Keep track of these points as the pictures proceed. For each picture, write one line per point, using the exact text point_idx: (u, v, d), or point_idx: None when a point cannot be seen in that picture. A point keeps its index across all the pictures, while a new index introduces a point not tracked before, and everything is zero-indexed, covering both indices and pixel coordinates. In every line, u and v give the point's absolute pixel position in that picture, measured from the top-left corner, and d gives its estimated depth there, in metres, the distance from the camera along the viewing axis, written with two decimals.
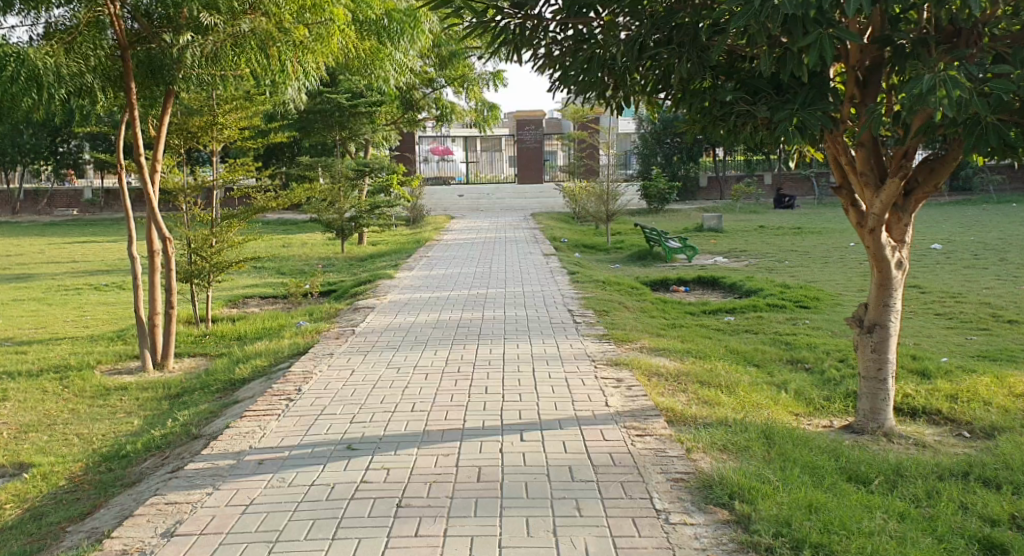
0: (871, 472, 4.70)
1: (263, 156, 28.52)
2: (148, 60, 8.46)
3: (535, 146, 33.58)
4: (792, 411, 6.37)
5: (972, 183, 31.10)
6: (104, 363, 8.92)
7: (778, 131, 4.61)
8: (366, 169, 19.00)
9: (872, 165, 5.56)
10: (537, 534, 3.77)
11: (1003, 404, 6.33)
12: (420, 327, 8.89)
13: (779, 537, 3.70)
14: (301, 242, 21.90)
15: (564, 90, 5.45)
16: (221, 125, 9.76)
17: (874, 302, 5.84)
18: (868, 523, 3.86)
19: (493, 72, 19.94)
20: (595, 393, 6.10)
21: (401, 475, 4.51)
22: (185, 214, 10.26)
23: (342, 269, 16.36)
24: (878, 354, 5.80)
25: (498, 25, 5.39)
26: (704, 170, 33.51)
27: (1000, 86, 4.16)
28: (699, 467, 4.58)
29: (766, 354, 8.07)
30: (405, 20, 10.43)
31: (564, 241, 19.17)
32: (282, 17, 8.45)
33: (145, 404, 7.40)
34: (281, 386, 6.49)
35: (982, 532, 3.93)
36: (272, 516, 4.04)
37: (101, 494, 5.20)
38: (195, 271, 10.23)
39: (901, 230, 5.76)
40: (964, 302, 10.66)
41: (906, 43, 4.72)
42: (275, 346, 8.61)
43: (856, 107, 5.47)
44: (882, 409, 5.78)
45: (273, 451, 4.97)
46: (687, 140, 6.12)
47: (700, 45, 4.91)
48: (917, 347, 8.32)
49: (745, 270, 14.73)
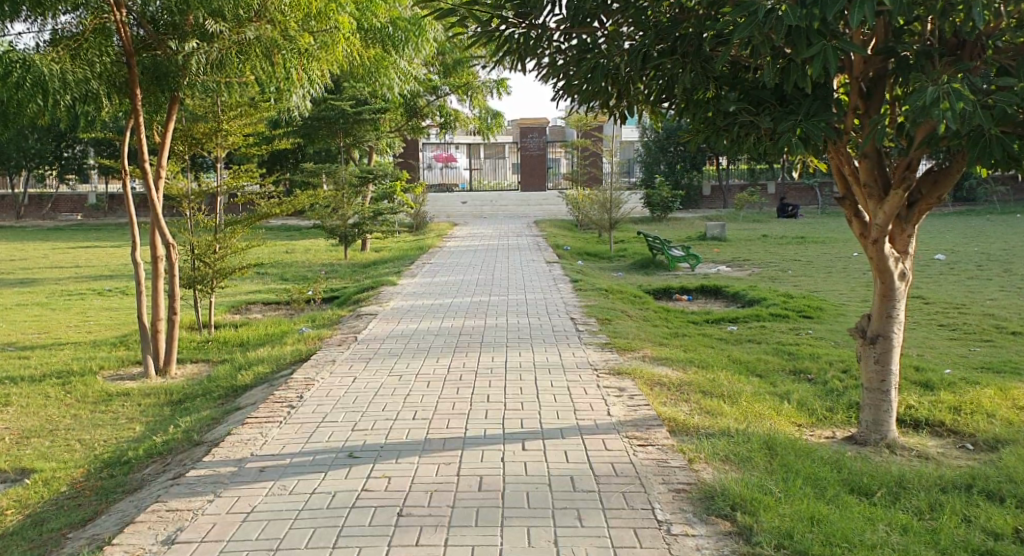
0: (874, 484, 4.70)
1: (269, 161, 28.68)
2: (154, 66, 8.33)
3: (538, 154, 33.59)
4: (794, 421, 6.37)
5: (975, 194, 31.30)
6: (107, 369, 8.91)
7: (782, 142, 4.64)
8: (369, 176, 18.52)
9: (876, 176, 5.54)
10: (538, 544, 3.77)
11: (1006, 416, 6.30)
12: (423, 334, 8.90)
13: (780, 549, 3.71)
14: (304, 248, 21.92)
15: (567, 99, 5.47)
16: (226, 131, 9.77)
17: (877, 313, 5.82)
18: (871, 535, 3.85)
19: (497, 80, 19.94)
20: (597, 402, 6.10)
21: (402, 483, 4.51)
22: (189, 220, 10.19)
23: (344, 275, 16.42)
24: (881, 365, 5.79)
25: (503, 35, 5.41)
26: (708, 179, 33.54)
27: (1004, 99, 4.16)
28: (701, 477, 4.57)
29: (768, 364, 8.07)
30: (409, 28, 10.81)
31: (568, 245, 19.95)
32: (287, 25, 8.51)
33: (146, 410, 7.39)
34: (283, 393, 6.49)
35: (985, 546, 3.91)
36: (273, 524, 4.03)
37: (102, 500, 5.20)
38: (198, 277, 10.22)
39: (904, 241, 5.75)
40: (968, 313, 10.68)
41: (909, 55, 4.73)
42: (277, 353, 8.61)
43: (859, 118, 5.46)
44: (885, 421, 5.77)
45: (274, 457, 4.97)
46: (688, 147, 6.09)
47: (703, 56, 4.97)
48: (921, 358, 8.32)
49: (747, 279, 14.77)
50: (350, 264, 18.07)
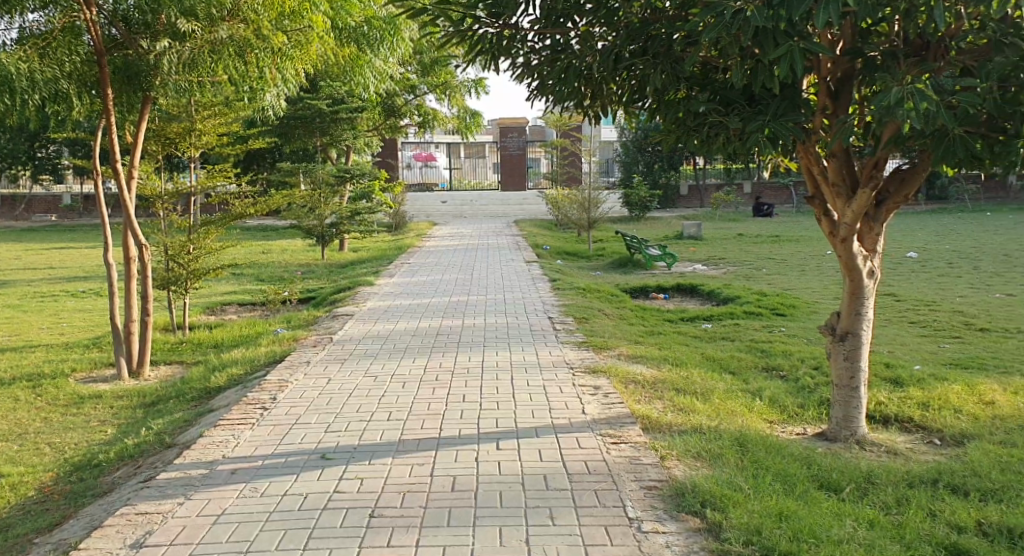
0: (842, 479, 4.75)
1: (245, 160, 28.50)
2: (125, 66, 8.34)
3: (519, 155, 33.53)
4: (766, 418, 6.43)
5: (947, 192, 31.72)
6: (79, 371, 8.83)
7: (751, 142, 4.69)
8: (347, 175, 18.54)
9: (844, 176, 5.60)
10: (510, 543, 3.78)
11: (973, 411, 6.39)
12: (400, 334, 8.88)
13: (748, 545, 3.74)
14: (281, 249, 21.79)
15: (542, 99, 5.49)
16: (199, 131, 9.70)
17: (847, 311, 5.88)
18: (838, 530, 3.90)
19: (475, 79, 19.94)
20: (573, 401, 6.13)
21: (374, 484, 4.51)
22: (162, 220, 10.09)
23: (321, 275, 16.36)
24: (850, 362, 5.85)
25: (476, 34, 5.41)
26: (685, 178, 33.71)
27: (966, 99, 4.22)
28: (672, 474, 4.61)
29: (741, 362, 8.12)
30: (385, 27, 10.72)
31: (546, 245, 19.84)
32: (260, 23, 8.41)
33: (118, 412, 7.33)
34: (256, 394, 6.46)
35: (950, 540, 3.96)
36: (244, 526, 4.03)
37: (71, 505, 5.15)
38: (172, 278, 10.16)
39: (873, 239, 5.80)
40: (937, 310, 10.81)
41: (876, 55, 4.82)
42: (252, 354, 8.57)
43: (829, 119, 5.51)
44: (854, 417, 5.83)
45: (247, 460, 4.96)
46: (662, 148, 6.13)
47: (674, 56, 5.00)
48: (891, 355, 8.42)
49: (723, 277, 14.87)
50: (327, 265, 17.96)
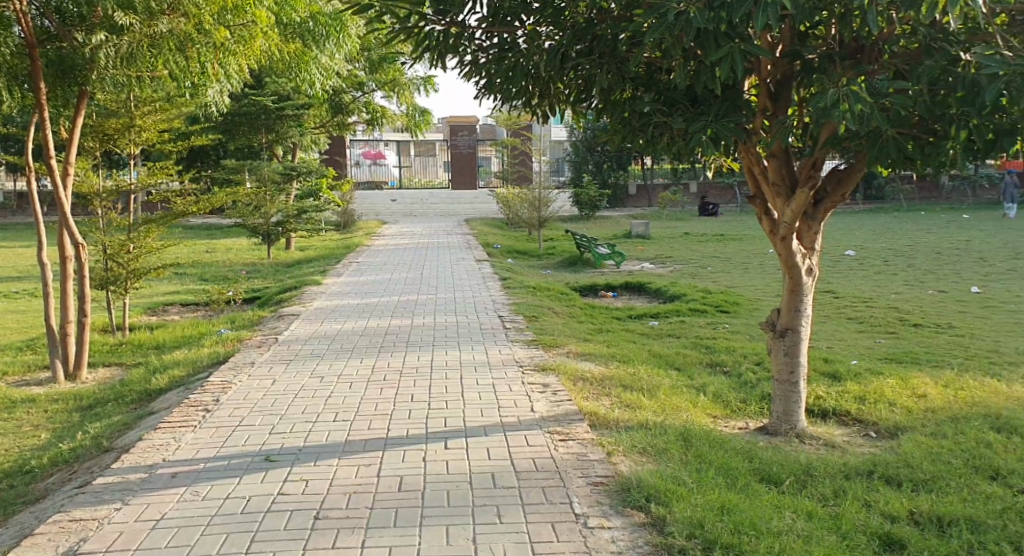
0: (782, 472, 4.86)
1: (188, 158, 28.00)
2: (59, 59, 8.18)
3: (468, 153, 33.62)
4: (710, 413, 6.53)
5: (884, 192, 32.56)
6: (12, 375, 8.59)
7: (694, 142, 4.77)
8: (293, 173, 18.51)
9: (784, 175, 5.72)
10: (457, 542, 3.79)
11: (907, 404, 6.58)
12: (348, 334, 8.82)
13: (691, 538, 3.81)
14: (225, 248, 21.46)
15: (489, 98, 5.50)
16: (139, 127, 9.50)
17: (787, 307, 6.01)
18: (777, 522, 3.99)
19: (424, 77, 19.87)
20: (521, 399, 6.16)
21: (320, 486, 4.48)
22: (101, 218, 9.86)
23: (266, 275, 16.15)
24: (790, 358, 5.98)
25: (423, 31, 5.40)
26: (633, 178, 34.03)
27: (900, 101, 4.35)
28: (618, 470, 4.67)
29: (686, 358, 8.23)
30: (330, 24, 10.71)
31: (500, 245, 19.58)
32: (201, 18, 8.21)
33: (53, 416, 7.16)
34: (198, 396, 6.36)
35: (883, 529, 4.08)
36: (185, 530, 3.97)
37: (2, 512, 5.02)
38: (111, 277, 9.95)
39: (811, 238, 5.93)
40: (875, 306, 11.10)
41: (813, 58, 4.94)
42: (194, 356, 8.44)
43: (769, 119, 5.62)
44: (795, 411, 5.96)
45: (188, 463, 4.88)
46: (609, 147, 6.18)
47: (619, 57, 5.06)
48: (830, 350, 8.62)
49: (669, 275, 15.06)
50: (273, 265, 17.58)
